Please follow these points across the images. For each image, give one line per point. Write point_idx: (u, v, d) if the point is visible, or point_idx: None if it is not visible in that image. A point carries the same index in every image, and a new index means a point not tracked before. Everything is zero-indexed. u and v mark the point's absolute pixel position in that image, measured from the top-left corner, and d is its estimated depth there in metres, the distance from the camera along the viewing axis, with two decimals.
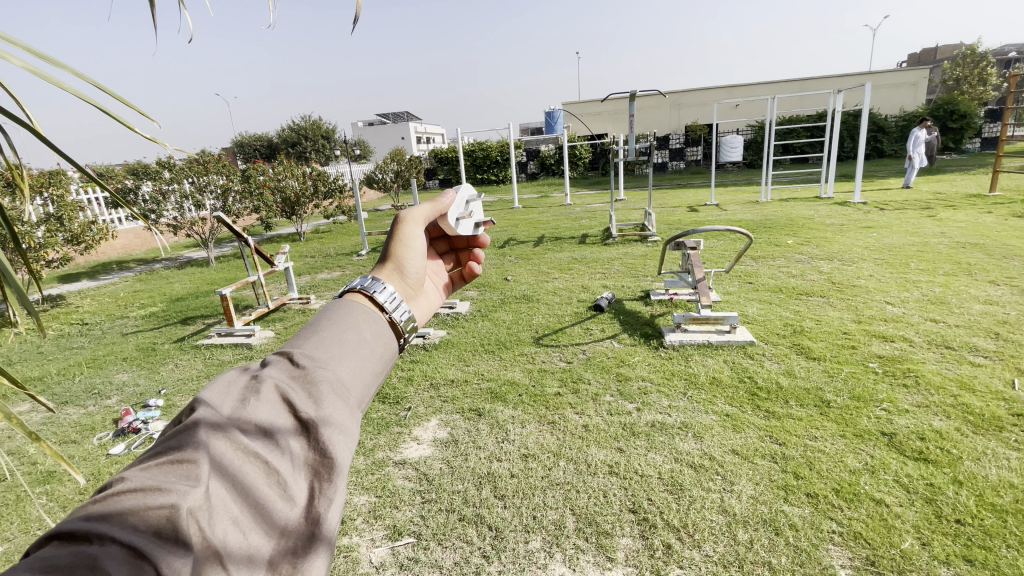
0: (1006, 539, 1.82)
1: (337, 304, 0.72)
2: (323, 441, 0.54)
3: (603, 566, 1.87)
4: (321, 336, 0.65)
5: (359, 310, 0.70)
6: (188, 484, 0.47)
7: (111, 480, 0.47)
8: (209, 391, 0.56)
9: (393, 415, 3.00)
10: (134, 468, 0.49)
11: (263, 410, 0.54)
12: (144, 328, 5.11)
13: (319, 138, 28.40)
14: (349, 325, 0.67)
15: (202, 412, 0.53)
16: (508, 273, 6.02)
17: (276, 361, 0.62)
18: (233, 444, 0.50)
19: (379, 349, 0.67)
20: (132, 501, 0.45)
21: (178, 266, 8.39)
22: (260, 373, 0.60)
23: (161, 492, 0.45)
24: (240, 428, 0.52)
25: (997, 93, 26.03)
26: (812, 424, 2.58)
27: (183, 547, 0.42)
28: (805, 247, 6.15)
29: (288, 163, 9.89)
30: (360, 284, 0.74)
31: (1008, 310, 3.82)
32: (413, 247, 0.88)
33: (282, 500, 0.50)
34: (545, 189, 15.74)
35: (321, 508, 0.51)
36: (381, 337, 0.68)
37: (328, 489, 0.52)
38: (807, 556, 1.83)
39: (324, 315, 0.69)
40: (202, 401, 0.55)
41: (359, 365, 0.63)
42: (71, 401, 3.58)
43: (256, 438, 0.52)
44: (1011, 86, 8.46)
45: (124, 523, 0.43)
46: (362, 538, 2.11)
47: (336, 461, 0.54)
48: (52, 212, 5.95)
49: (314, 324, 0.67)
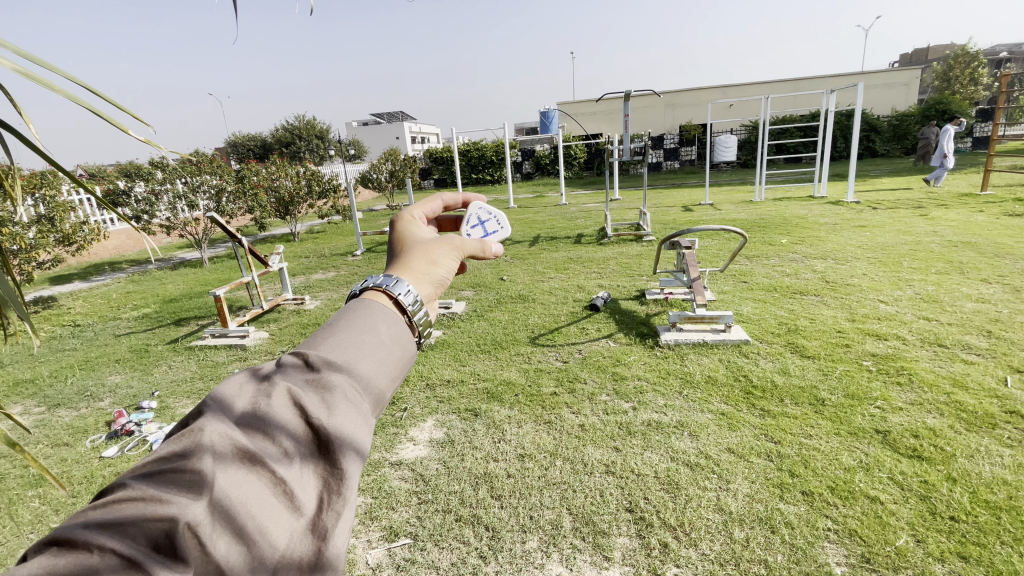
0: (1001, 536, 1.83)
1: (358, 303, 0.71)
2: (334, 453, 0.53)
3: (600, 566, 1.87)
4: (338, 338, 0.63)
5: (380, 310, 0.69)
6: (190, 495, 0.46)
7: (112, 486, 0.47)
8: (218, 394, 0.55)
9: (388, 416, 2.99)
10: (138, 474, 0.48)
11: (272, 415, 0.53)
12: (137, 329, 5.07)
13: (314, 138, 28.27)
14: (367, 327, 0.66)
15: (210, 417, 0.52)
16: (503, 273, 6.02)
17: (290, 361, 0.61)
18: (240, 452, 0.50)
19: (396, 353, 0.66)
20: (133, 511, 0.44)
21: (170, 267, 8.34)
22: (273, 374, 0.60)
23: (163, 502, 0.45)
24: (248, 435, 0.51)
25: (988, 93, 26.22)
26: (807, 422, 2.59)
27: (180, 562, 0.42)
28: (799, 246, 6.18)
29: (281, 163, 9.83)
30: (381, 284, 0.73)
31: (1000, 308, 3.85)
32: (448, 263, 0.90)
33: (288, 513, 0.49)
34: (540, 189, 15.76)
35: (330, 521, 0.51)
36: (400, 340, 0.67)
37: (338, 503, 0.52)
38: (804, 554, 1.83)
39: (342, 315, 0.68)
40: (209, 405, 0.54)
41: (375, 370, 0.62)
42: (63, 403, 3.55)
43: (264, 447, 0.51)
44: (1003, 85, 8.47)
45: (123, 535, 0.42)
46: (359, 539, 2.10)
47: (347, 473, 0.53)
48: (43, 213, 5.91)
49: (332, 324, 0.66)
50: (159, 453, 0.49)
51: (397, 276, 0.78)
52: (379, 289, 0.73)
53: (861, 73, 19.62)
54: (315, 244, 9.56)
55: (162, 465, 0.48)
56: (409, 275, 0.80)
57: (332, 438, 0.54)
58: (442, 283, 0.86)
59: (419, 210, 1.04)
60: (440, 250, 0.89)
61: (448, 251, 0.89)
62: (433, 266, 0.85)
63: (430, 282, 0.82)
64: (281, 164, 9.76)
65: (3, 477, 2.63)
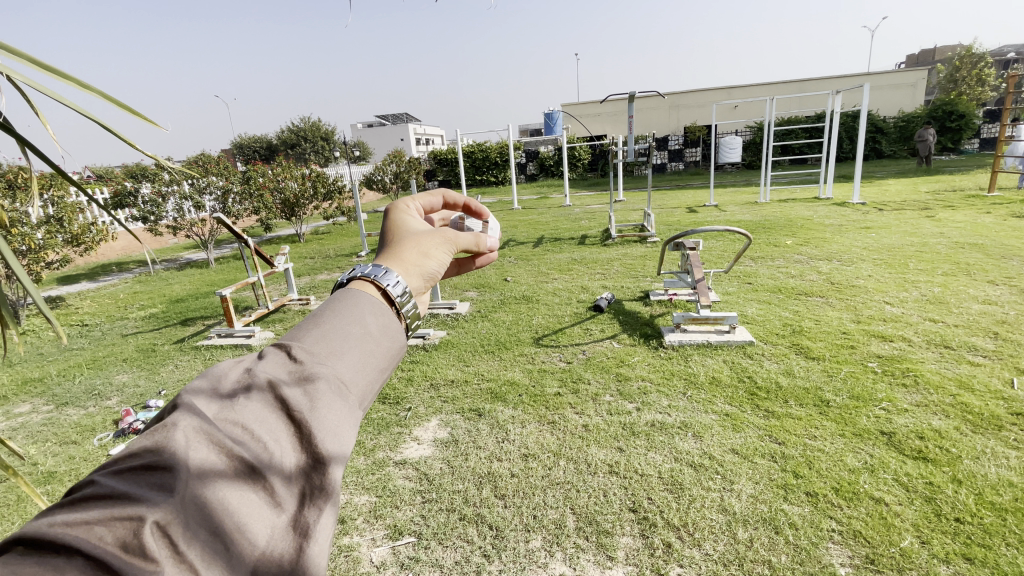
0: (1006, 538, 1.82)
1: (344, 293, 0.71)
2: (317, 444, 0.54)
3: (604, 566, 1.87)
4: (322, 329, 0.64)
5: (366, 301, 0.69)
6: (163, 493, 0.46)
7: (86, 485, 0.47)
8: (194, 392, 0.56)
9: (393, 415, 3.00)
10: (110, 471, 0.49)
11: (251, 411, 0.54)
12: (144, 329, 5.12)
13: (320, 139, 28.45)
14: (354, 318, 0.66)
15: (186, 412, 0.53)
16: (508, 274, 6.02)
17: (272, 353, 0.62)
18: (217, 446, 0.50)
19: (384, 344, 0.66)
20: (99, 511, 0.45)
21: (177, 267, 8.42)
22: (254, 366, 0.60)
23: (132, 504, 0.45)
24: (225, 429, 0.52)
25: (995, 95, 26.05)
26: (812, 424, 2.58)
27: (152, 560, 0.42)
28: (804, 248, 6.15)
29: (287, 164, 9.89)
30: (369, 273, 0.74)
31: (1007, 310, 3.83)
32: (442, 259, 0.88)
33: (268, 509, 0.49)
34: (545, 190, 15.80)
35: (313, 516, 0.51)
36: (387, 332, 0.67)
37: (319, 499, 0.52)
38: (807, 555, 1.83)
39: (329, 306, 0.69)
40: (187, 400, 0.55)
41: (361, 362, 0.63)
42: (72, 401, 3.59)
43: (243, 441, 0.52)
44: (1009, 87, 8.24)
45: (90, 535, 0.43)
46: (363, 537, 2.11)
47: (328, 467, 0.54)
48: (52, 213, 5.97)
49: (317, 315, 0.67)
50: (130, 449, 0.49)
51: (389, 267, 0.77)
52: (366, 278, 0.74)
53: (867, 73, 19.50)
54: (320, 245, 9.62)
55: (135, 463, 0.48)
56: (403, 265, 0.79)
57: (313, 430, 0.54)
58: (433, 276, 0.85)
59: (416, 203, 1.01)
60: (434, 245, 0.88)
61: (439, 244, 0.88)
62: (425, 258, 0.85)
63: (416, 273, 0.80)
64: (287, 166, 9.82)
65: (10, 476, 2.66)
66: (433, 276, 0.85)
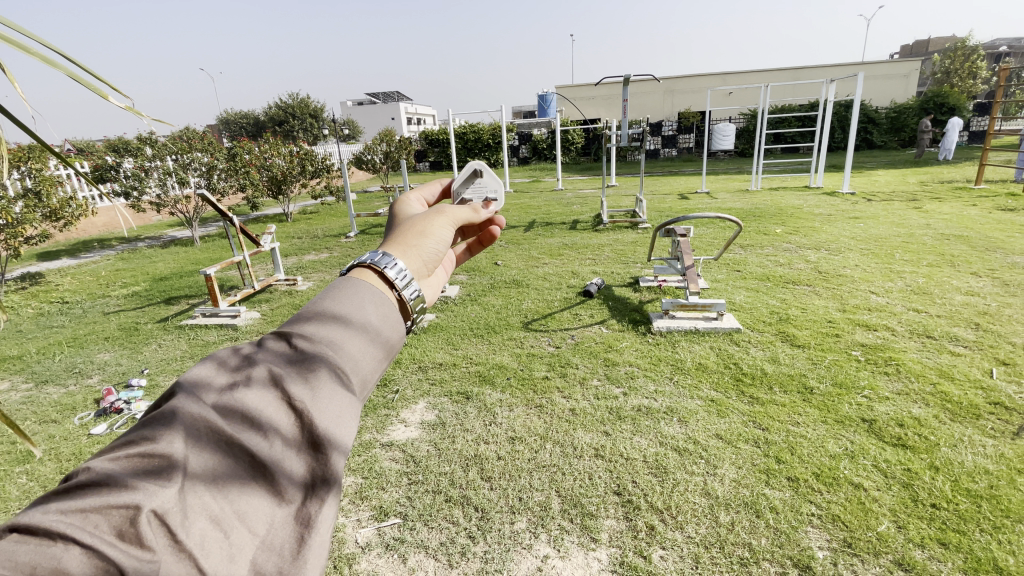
0: (980, 523, 1.87)
1: (344, 281, 0.67)
2: (317, 434, 0.52)
3: (587, 547, 1.90)
4: (321, 315, 0.61)
5: (368, 289, 0.65)
6: (161, 482, 0.45)
7: (77, 469, 0.45)
8: (190, 377, 0.54)
9: (380, 398, 2.98)
10: (106, 456, 0.47)
11: (250, 398, 0.51)
12: (126, 307, 5.02)
13: (308, 117, 27.73)
14: (354, 305, 0.62)
15: (184, 398, 0.51)
16: (498, 258, 6.00)
17: (271, 341, 0.59)
18: (215, 436, 0.49)
19: (384, 333, 0.63)
20: (94, 499, 0.43)
21: (161, 245, 8.25)
22: (252, 354, 0.58)
23: (127, 492, 0.44)
24: (225, 417, 0.50)
25: (982, 88, 26.13)
26: (795, 410, 2.62)
27: (147, 550, 0.41)
28: (793, 236, 6.19)
29: (274, 141, 9.64)
30: (370, 259, 0.70)
31: (989, 301, 3.90)
32: (441, 234, 0.85)
33: (270, 499, 0.48)
34: (538, 174, 15.69)
35: (313, 507, 0.50)
36: (388, 320, 0.64)
37: (321, 488, 0.51)
38: (786, 538, 1.87)
39: (327, 292, 0.65)
40: (182, 386, 0.52)
41: (361, 350, 0.59)
42: (51, 379, 3.53)
43: (242, 431, 0.50)
44: (1000, 79, 8.20)
45: (84, 524, 0.41)
46: (349, 519, 2.11)
47: (329, 459, 0.52)
48: (30, 187, 5.78)
49: (317, 300, 0.64)
50: (129, 436, 0.47)
51: (388, 252, 0.74)
52: (369, 266, 0.70)
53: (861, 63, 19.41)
54: (308, 224, 9.49)
55: (131, 452, 0.46)
56: (397, 249, 0.76)
57: (314, 422, 0.52)
58: (435, 255, 0.83)
59: (415, 192, 0.99)
60: (430, 220, 0.85)
61: (439, 221, 0.85)
62: (423, 238, 0.81)
63: (415, 253, 0.77)
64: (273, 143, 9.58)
65: None
66: (432, 255, 0.83)
